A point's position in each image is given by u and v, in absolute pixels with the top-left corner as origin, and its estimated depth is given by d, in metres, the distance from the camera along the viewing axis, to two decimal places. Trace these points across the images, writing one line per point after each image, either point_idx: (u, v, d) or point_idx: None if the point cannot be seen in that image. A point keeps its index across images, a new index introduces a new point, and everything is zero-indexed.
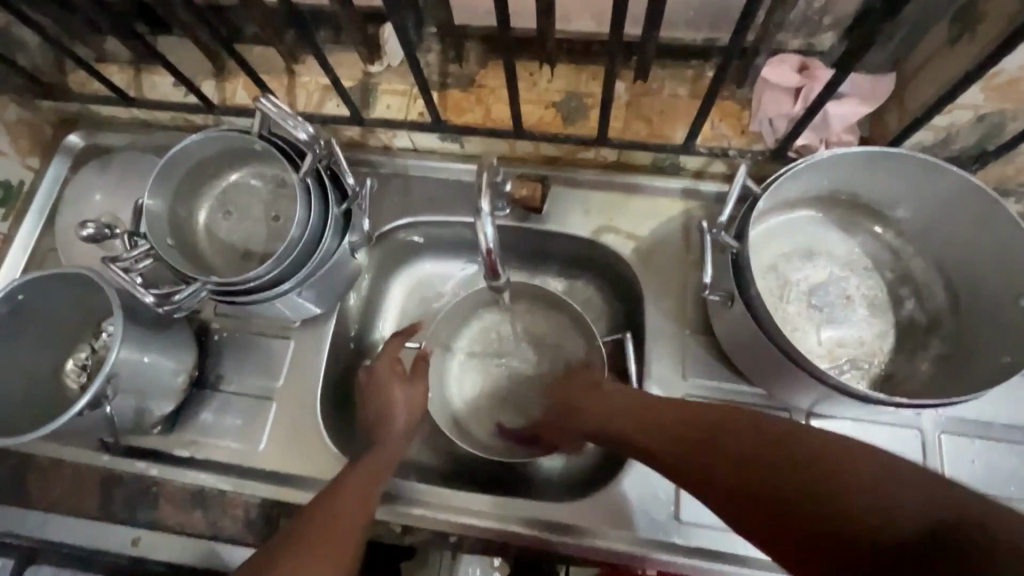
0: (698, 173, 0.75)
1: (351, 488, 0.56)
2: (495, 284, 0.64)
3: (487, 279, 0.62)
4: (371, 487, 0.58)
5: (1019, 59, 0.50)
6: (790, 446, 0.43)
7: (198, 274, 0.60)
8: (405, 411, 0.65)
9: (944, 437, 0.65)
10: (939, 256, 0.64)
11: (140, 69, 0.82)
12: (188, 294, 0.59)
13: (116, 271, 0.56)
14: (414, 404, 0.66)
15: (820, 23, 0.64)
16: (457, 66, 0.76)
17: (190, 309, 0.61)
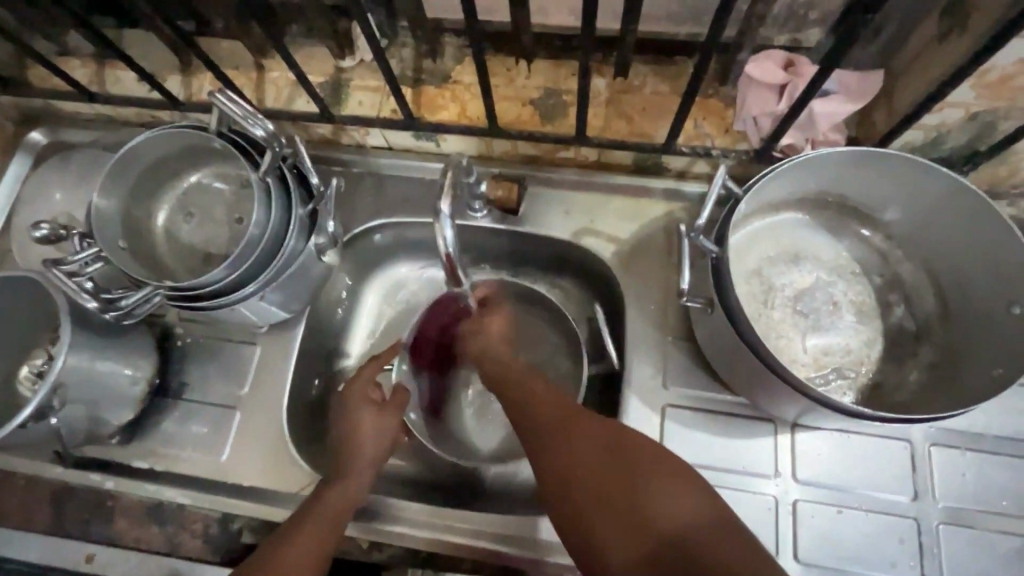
0: (681, 174, 0.72)
1: (319, 519, 0.54)
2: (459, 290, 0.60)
3: (449, 284, 0.59)
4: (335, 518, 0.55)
5: (1012, 54, 0.47)
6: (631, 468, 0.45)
7: (149, 278, 0.57)
8: (372, 436, 0.61)
9: (934, 449, 0.62)
10: (929, 260, 0.61)
11: (103, 63, 0.79)
12: (138, 300, 0.56)
13: (60, 275, 0.53)
14: (380, 426, 0.61)
15: (805, 17, 0.61)
16: (431, 61, 0.73)
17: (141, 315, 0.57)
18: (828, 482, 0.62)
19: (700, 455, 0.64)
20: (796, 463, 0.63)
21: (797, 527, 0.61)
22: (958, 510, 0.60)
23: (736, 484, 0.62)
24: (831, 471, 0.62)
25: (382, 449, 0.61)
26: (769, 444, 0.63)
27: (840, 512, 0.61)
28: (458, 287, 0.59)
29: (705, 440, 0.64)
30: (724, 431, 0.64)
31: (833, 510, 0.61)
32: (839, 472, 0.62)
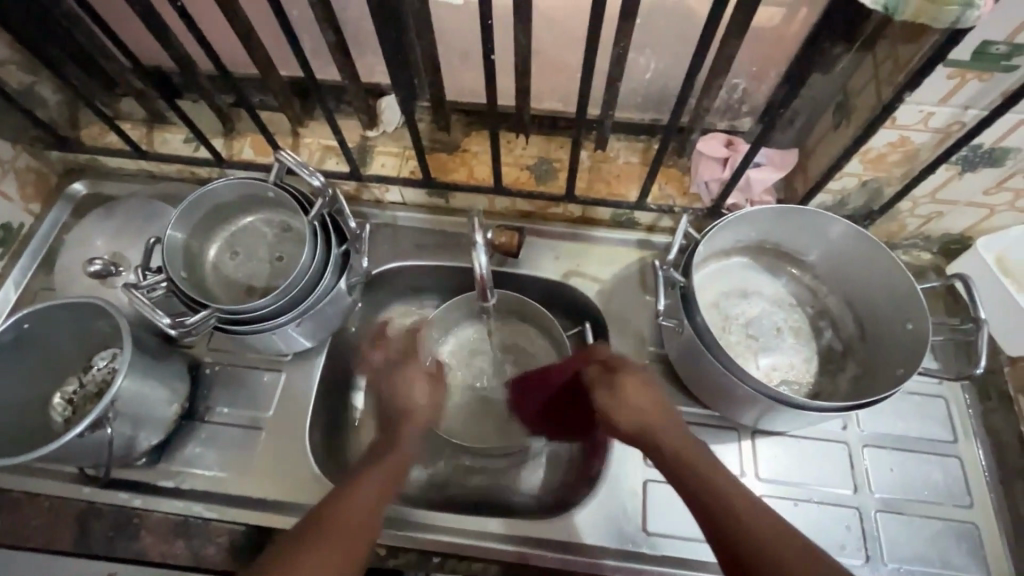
0: (650, 227, 0.88)
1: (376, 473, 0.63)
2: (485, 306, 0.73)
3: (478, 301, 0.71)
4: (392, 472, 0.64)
5: (883, 139, 0.65)
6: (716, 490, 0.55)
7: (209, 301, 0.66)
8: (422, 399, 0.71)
9: (867, 449, 0.75)
10: (847, 295, 0.77)
11: (153, 126, 0.90)
12: (200, 320, 0.64)
13: (135, 295, 0.62)
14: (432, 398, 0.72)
15: (739, 110, 0.80)
16: (445, 133, 0.88)
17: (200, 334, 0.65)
18: (785, 479, 0.73)
19: None
20: (758, 463, 0.74)
21: None
22: (889, 499, 0.72)
23: None
24: (787, 470, 0.73)
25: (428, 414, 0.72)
26: (735, 448, 0.75)
27: (797, 505, 0.72)
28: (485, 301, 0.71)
29: None
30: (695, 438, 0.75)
31: (791, 504, 0.72)
32: (794, 471, 0.73)
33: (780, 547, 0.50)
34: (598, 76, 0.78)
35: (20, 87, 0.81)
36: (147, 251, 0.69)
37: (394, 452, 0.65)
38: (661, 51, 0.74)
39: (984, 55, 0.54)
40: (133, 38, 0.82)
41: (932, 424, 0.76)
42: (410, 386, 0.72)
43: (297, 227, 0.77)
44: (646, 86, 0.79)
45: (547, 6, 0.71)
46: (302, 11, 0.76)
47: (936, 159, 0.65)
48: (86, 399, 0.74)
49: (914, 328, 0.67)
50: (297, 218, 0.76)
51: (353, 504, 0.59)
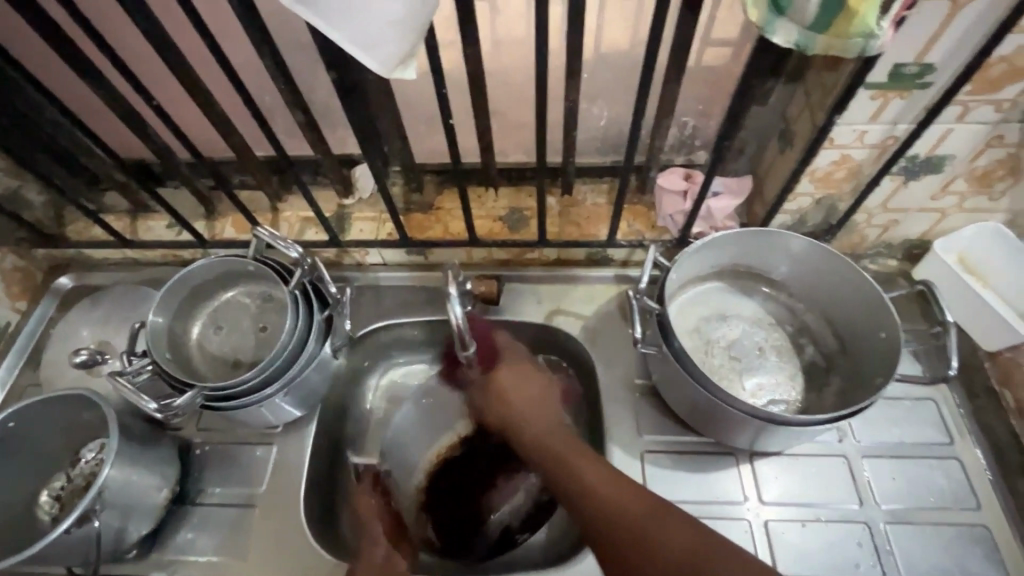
0: (624, 262, 0.90)
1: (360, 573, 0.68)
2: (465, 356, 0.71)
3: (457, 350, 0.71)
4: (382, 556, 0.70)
5: (826, 159, 0.69)
6: (598, 487, 0.61)
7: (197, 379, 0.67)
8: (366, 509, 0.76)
9: (866, 460, 0.74)
10: (820, 307, 0.79)
11: (137, 216, 0.93)
12: (188, 401, 0.65)
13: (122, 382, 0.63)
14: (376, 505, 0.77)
15: (693, 144, 0.85)
16: (418, 194, 0.91)
17: (187, 415, 0.65)
18: (789, 501, 0.72)
19: (680, 492, 0.73)
20: (760, 487, 0.73)
21: (772, 544, 0.70)
22: (896, 509, 0.71)
23: (715, 513, 0.72)
24: (790, 490, 0.73)
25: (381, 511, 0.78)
26: (735, 474, 0.74)
27: (804, 526, 0.70)
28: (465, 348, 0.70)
29: (682, 478, 0.74)
30: (694, 468, 0.75)
31: (798, 525, 0.71)
32: (797, 491, 0.73)
33: (648, 523, 0.56)
34: (556, 128, 0.83)
35: (8, 192, 0.85)
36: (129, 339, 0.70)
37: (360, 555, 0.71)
38: (611, 99, 0.79)
39: (899, 76, 0.59)
40: (115, 136, 0.86)
41: (926, 427, 0.76)
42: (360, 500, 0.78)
43: (277, 297, 0.78)
44: (602, 132, 0.84)
45: (499, 71, 0.77)
46: (273, 96, 0.81)
47: (878, 173, 0.69)
48: (73, 494, 0.72)
49: (888, 335, 0.68)
50: (276, 288, 0.78)
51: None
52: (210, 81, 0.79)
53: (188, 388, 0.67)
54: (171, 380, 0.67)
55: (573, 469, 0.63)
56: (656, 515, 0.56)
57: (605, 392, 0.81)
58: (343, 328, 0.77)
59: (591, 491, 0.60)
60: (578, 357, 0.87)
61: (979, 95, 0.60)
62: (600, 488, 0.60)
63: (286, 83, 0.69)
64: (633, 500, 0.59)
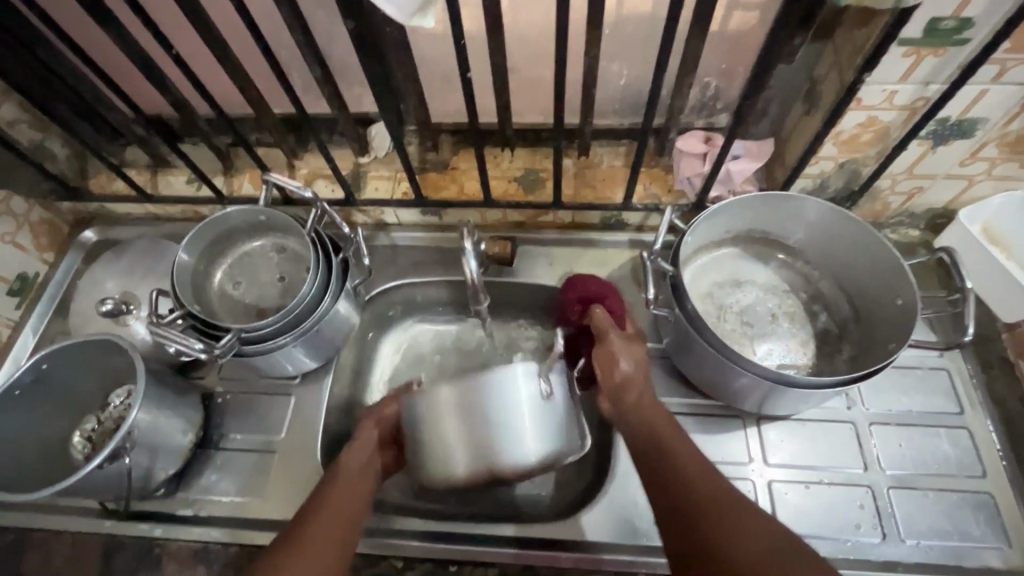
0: (639, 226, 0.90)
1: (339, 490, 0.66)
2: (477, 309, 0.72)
3: (471, 305, 0.71)
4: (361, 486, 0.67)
5: (852, 121, 0.67)
6: (681, 461, 0.59)
7: (230, 325, 0.69)
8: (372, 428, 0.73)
9: (873, 427, 0.75)
10: (835, 275, 0.78)
11: (157, 171, 0.95)
12: (226, 344, 0.66)
13: (168, 330, 0.63)
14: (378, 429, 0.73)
15: (713, 106, 0.83)
16: (433, 153, 0.91)
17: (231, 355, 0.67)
18: (792, 463, 0.73)
19: None
20: (765, 450, 0.74)
21: (775, 504, 0.71)
22: (900, 475, 0.72)
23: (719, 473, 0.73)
24: (794, 454, 0.74)
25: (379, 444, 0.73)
26: (741, 436, 0.75)
27: (808, 488, 0.72)
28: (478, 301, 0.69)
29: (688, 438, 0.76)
30: (700, 430, 0.76)
31: (801, 487, 0.72)
32: (801, 455, 0.74)
33: (730, 506, 0.54)
34: (576, 87, 0.82)
35: (32, 144, 0.87)
36: (152, 298, 0.71)
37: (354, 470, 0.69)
38: (632, 57, 0.77)
39: (935, 31, 0.56)
40: (133, 90, 0.87)
41: (935, 397, 0.76)
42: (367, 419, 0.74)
43: (292, 247, 0.80)
44: (621, 92, 0.83)
45: (519, 26, 0.75)
46: (290, 51, 0.80)
47: (905, 136, 0.67)
48: (104, 435, 0.76)
49: (905, 302, 0.67)
50: (289, 237, 0.79)
51: (346, 501, 0.65)
52: (227, 33, 0.78)
53: (223, 335, 0.69)
54: (203, 329, 0.69)
55: (658, 439, 0.62)
56: (730, 508, 0.54)
57: None
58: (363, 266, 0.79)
59: (680, 472, 0.58)
60: None
61: (1017, 54, 0.58)
62: (688, 468, 0.58)
63: (303, 35, 0.69)
64: (712, 490, 0.56)
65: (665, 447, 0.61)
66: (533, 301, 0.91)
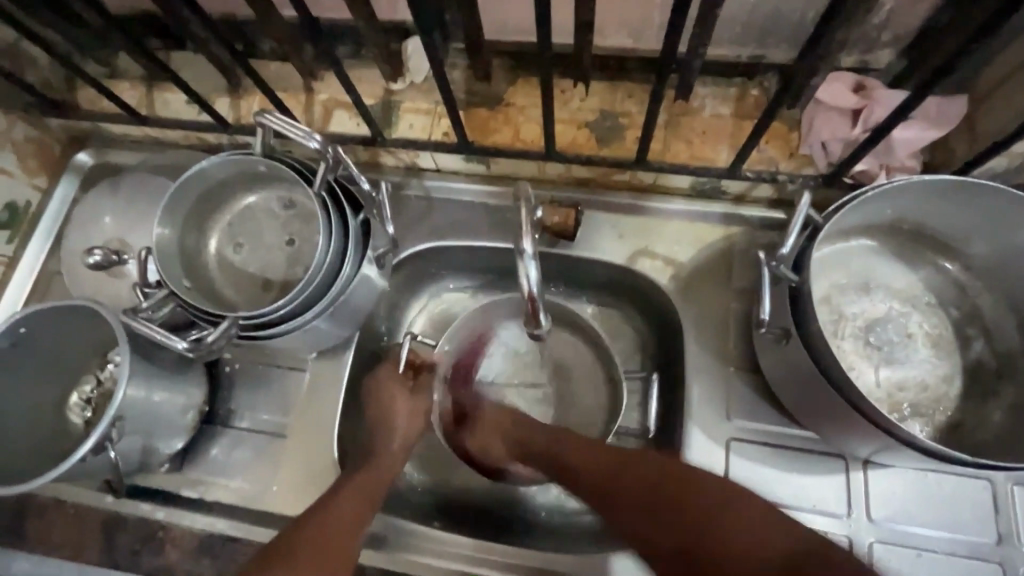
0: (740, 198, 0.70)
1: (340, 504, 0.56)
2: (536, 332, 0.60)
3: (528, 326, 0.59)
4: (363, 500, 0.58)
5: None
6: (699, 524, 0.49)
7: (226, 310, 0.56)
8: (405, 416, 0.65)
9: (1016, 490, 0.59)
10: (1010, 293, 0.58)
11: (152, 86, 0.78)
12: (220, 334, 0.54)
13: (143, 323, 0.53)
14: (415, 411, 0.66)
15: (879, 39, 0.59)
16: (484, 83, 0.71)
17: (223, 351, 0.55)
18: (903, 523, 0.59)
19: (767, 494, 0.61)
20: (869, 502, 0.60)
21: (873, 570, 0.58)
22: None
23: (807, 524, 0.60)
24: (906, 511, 0.59)
25: (413, 431, 0.65)
26: (840, 481, 0.61)
27: (918, 556, 0.58)
28: (536, 326, 0.58)
29: (773, 476, 0.62)
30: (790, 468, 0.62)
31: (910, 553, 0.58)
32: (915, 514, 0.59)
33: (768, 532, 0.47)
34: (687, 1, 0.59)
35: None
36: (139, 266, 0.59)
37: (373, 462, 0.61)
38: None
39: None
40: None
41: None
42: (398, 401, 0.65)
43: (302, 202, 0.65)
44: (749, 12, 0.59)
45: None
46: None
47: None
48: (105, 399, 0.68)
49: None
50: (297, 191, 0.64)
51: (335, 516, 0.55)
52: None
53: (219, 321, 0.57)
54: (194, 311, 0.57)
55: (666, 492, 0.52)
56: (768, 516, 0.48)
57: (692, 358, 0.66)
58: (385, 231, 0.65)
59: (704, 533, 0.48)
60: (660, 307, 0.71)
61: None
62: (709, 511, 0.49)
63: None
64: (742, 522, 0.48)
65: (673, 499, 0.51)
66: (594, 278, 0.75)
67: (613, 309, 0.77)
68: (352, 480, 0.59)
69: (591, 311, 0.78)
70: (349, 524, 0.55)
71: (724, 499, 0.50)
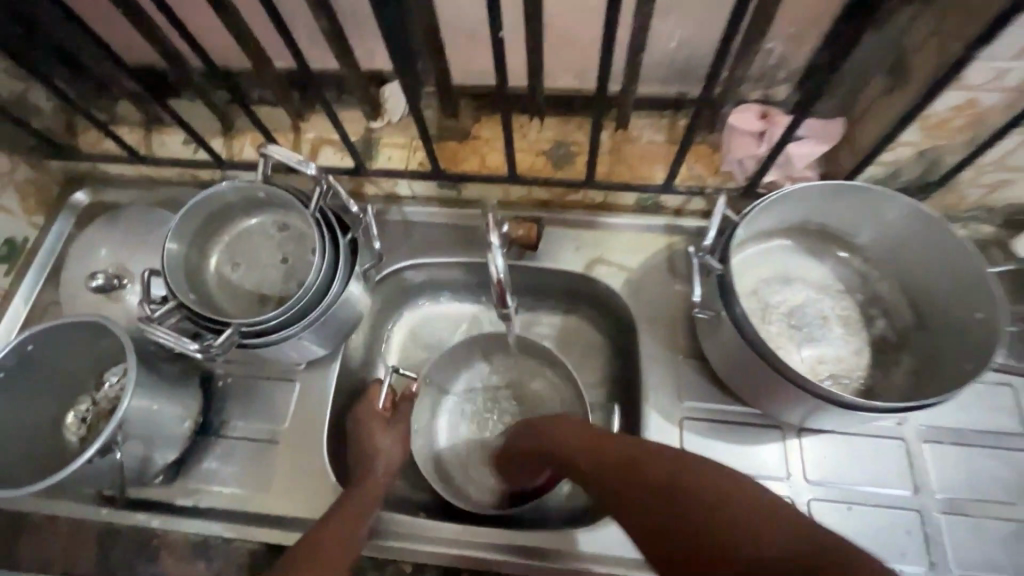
0: (678, 210, 0.81)
1: (337, 522, 0.61)
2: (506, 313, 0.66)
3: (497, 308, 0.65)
4: (357, 521, 0.62)
5: (947, 103, 0.57)
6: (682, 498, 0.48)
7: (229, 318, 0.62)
8: (386, 442, 0.69)
9: (925, 445, 0.69)
10: (899, 277, 0.70)
11: (150, 129, 0.86)
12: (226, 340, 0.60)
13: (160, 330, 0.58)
14: (396, 439, 0.70)
15: (775, 77, 0.72)
16: (453, 120, 0.82)
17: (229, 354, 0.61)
18: (836, 481, 0.67)
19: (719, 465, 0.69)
20: (805, 465, 0.68)
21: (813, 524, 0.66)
22: (954, 499, 0.66)
23: None
24: (836, 471, 0.68)
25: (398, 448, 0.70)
26: (780, 449, 0.69)
27: (851, 509, 0.66)
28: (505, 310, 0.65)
29: (722, 449, 0.70)
30: (736, 441, 0.70)
31: (843, 508, 0.66)
32: (845, 473, 0.68)
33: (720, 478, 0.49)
34: (619, 49, 0.72)
35: (12, 97, 0.79)
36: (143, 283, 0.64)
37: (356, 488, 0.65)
38: (688, 16, 0.67)
39: None
40: (122, 37, 0.78)
41: (997, 415, 0.69)
42: (378, 433, 0.70)
43: (295, 225, 0.73)
44: (669, 57, 0.72)
45: None
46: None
47: (1009, 123, 0.57)
48: (99, 417, 0.71)
49: (985, 317, 0.59)
50: (292, 215, 0.72)
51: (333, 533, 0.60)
52: None
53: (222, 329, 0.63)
54: (199, 320, 0.63)
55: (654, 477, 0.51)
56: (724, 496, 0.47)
57: (643, 350, 0.75)
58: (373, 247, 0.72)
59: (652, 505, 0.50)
60: (616, 309, 0.81)
61: None
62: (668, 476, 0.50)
63: None
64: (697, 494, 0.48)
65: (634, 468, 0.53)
66: (555, 288, 0.84)
67: (573, 316, 0.86)
68: (343, 504, 0.63)
69: (554, 319, 0.87)
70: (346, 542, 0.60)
71: (724, 495, 0.47)
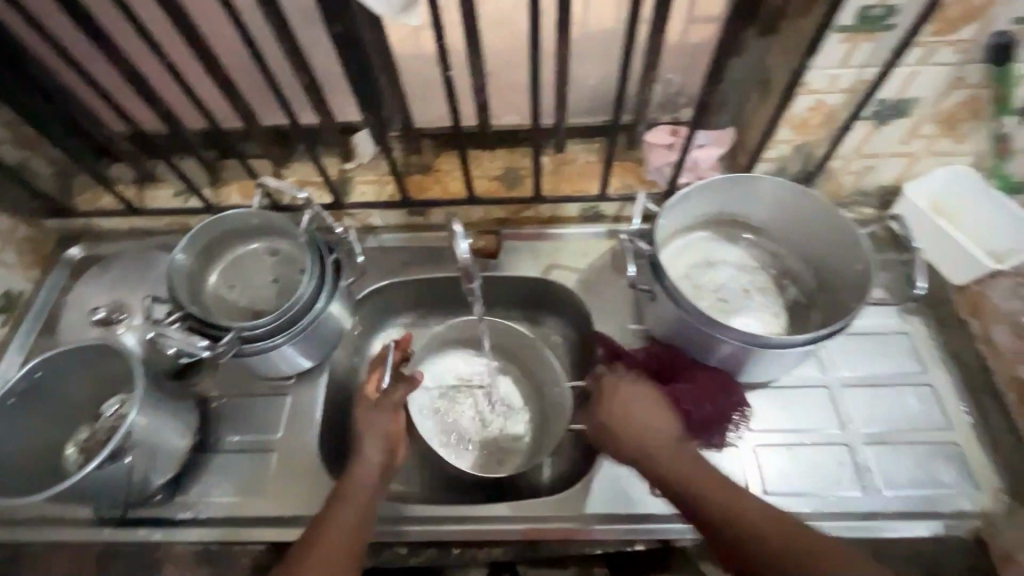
0: (616, 217, 0.94)
1: (346, 509, 0.64)
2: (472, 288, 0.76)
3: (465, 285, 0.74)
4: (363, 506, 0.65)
5: (801, 105, 0.74)
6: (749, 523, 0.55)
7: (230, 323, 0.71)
8: (390, 424, 0.71)
9: (846, 389, 0.80)
10: (800, 250, 0.84)
11: (144, 185, 0.96)
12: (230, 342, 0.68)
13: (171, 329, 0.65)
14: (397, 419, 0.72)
15: (678, 102, 0.89)
16: (417, 157, 0.95)
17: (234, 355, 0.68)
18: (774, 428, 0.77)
19: None
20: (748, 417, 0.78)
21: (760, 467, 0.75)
22: (875, 432, 0.77)
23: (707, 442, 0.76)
24: (774, 419, 0.78)
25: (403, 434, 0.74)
26: None
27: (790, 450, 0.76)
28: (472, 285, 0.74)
29: None
30: None
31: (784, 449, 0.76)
32: (782, 420, 0.78)
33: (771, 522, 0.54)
34: (550, 88, 0.88)
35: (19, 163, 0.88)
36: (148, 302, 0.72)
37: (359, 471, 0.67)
38: (600, 58, 0.83)
39: (866, 19, 0.63)
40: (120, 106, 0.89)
41: (900, 358, 0.82)
42: (379, 416, 0.71)
43: (284, 249, 0.82)
44: (591, 92, 0.88)
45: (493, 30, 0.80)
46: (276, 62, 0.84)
47: (850, 116, 0.73)
48: (96, 445, 0.75)
49: (862, 267, 0.72)
50: (283, 241, 0.81)
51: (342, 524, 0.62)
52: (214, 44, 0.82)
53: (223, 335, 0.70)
54: (203, 327, 0.70)
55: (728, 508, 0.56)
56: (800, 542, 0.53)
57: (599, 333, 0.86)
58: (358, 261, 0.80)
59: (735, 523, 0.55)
60: (573, 304, 0.91)
61: (939, 36, 0.65)
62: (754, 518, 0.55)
63: (289, 45, 0.72)
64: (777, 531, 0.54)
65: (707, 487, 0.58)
66: (519, 294, 0.94)
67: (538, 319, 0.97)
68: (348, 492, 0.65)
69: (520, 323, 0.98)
70: (356, 532, 0.63)
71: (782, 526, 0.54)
